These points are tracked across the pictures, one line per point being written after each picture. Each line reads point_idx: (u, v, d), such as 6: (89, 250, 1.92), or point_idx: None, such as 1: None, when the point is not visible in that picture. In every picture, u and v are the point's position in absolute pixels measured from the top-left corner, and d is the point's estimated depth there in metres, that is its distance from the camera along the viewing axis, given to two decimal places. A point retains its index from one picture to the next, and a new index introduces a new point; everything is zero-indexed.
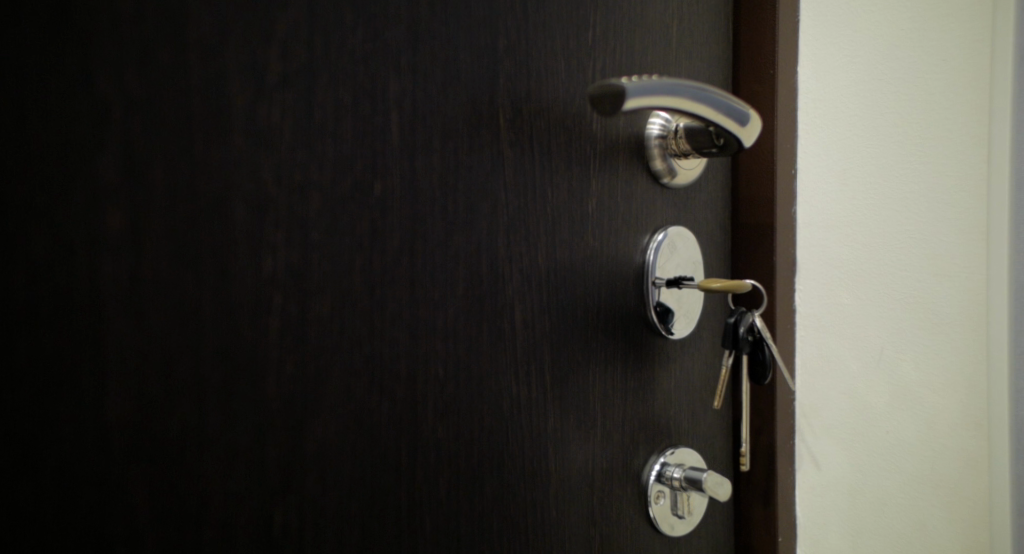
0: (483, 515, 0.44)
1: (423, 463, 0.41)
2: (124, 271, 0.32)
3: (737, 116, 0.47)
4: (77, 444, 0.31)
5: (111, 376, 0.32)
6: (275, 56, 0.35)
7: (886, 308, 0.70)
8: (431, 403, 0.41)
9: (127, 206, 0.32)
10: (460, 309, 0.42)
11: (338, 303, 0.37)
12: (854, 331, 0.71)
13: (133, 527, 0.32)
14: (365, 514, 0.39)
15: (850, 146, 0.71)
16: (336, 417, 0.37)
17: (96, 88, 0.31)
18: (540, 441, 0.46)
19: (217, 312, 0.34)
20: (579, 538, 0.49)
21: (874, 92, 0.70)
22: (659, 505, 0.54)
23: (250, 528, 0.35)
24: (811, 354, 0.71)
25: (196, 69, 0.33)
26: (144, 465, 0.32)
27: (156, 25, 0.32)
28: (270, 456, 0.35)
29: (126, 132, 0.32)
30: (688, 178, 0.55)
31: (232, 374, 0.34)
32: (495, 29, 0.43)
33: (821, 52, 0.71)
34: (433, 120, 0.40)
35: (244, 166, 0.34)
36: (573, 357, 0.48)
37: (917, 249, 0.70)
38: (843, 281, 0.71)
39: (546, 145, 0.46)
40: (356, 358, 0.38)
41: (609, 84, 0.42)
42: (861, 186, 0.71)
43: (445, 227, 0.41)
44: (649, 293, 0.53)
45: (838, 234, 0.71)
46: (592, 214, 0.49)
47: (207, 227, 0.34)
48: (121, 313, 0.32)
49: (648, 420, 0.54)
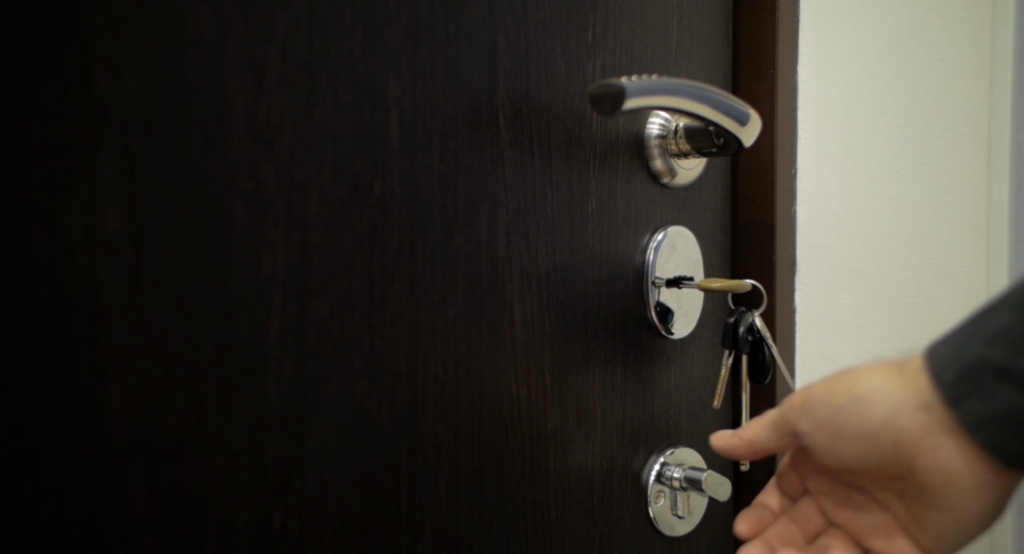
0: (483, 515, 0.44)
1: (422, 463, 0.41)
2: (124, 270, 0.32)
3: (737, 115, 0.47)
4: (76, 444, 0.31)
5: (110, 376, 0.31)
6: (274, 56, 0.35)
7: (885, 306, 0.72)
8: (431, 402, 0.41)
9: (127, 205, 0.32)
10: (460, 308, 0.42)
11: (338, 302, 0.37)
12: (853, 329, 0.73)
13: (132, 527, 0.32)
14: (364, 513, 0.39)
15: (849, 146, 0.72)
16: (335, 417, 0.37)
17: (96, 87, 0.31)
18: (540, 441, 0.46)
19: (216, 311, 0.34)
20: (578, 538, 0.49)
21: (873, 92, 0.71)
22: (659, 505, 0.54)
23: (249, 527, 0.35)
24: (811, 353, 0.72)
25: (195, 70, 0.33)
26: (144, 464, 0.32)
27: (156, 25, 0.32)
28: (270, 455, 0.35)
29: (125, 131, 0.31)
30: (688, 178, 0.55)
31: (233, 373, 0.34)
32: (495, 28, 0.43)
33: (820, 51, 0.72)
34: (433, 120, 0.40)
35: (243, 166, 0.34)
36: (573, 356, 0.48)
37: (918, 248, 0.71)
38: (843, 280, 0.73)
39: (546, 145, 0.46)
40: (356, 358, 0.38)
41: (609, 84, 0.41)
42: (860, 186, 0.72)
43: (445, 226, 0.41)
44: (649, 293, 0.52)
45: (837, 233, 0.72)
46: (591, 214, 0.49)
47: (206, 227, 0.33)
48: (121, 312, 0.32)
49: (647, 420, 0.54)
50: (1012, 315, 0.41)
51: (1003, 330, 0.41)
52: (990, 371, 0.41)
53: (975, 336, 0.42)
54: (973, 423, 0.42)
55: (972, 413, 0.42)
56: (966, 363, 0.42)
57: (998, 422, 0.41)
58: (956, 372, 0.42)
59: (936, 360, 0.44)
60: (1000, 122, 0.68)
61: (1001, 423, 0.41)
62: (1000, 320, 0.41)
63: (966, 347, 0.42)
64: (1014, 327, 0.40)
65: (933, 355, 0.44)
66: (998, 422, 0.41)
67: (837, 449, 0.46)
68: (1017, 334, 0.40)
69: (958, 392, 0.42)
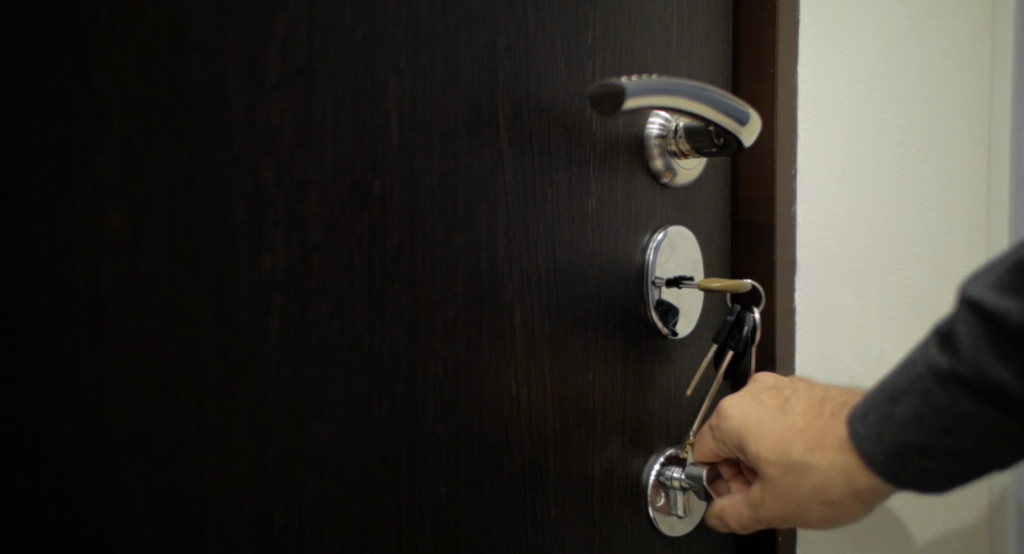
0: (483, 515, 0.44)
1: (423, 462, 0.41)
2: (124, 271, 0.31)
3: (737, 115, 0.47)
4: (76, 444, 0.31)
5: (111, 376, 0.31)
6: (274, 55, 0.35)
7: (886, 307, 0.72)
8: (431, 403, 0.41)
9: (127, 205, 0.31)
10: (460, 309, 0.42)
11: (338, 302, 0.37)
12: (854, 330, 0.73)
13: (132, 527, 0.32)
14: (364, 513, 0.39)
15: (849, 146, 0.73)
16: (335, 417, 0.37)
17: (95, 88, 0.30)
18: (540, 441, 0.46)
19: (216, 311, 0.34)
20: (578, 538, 0.49)
21: (873, 92, 0.72)
22: (659, 505, 0.55)
23: (250, 527, 0.35)
24: (812, 350, 0.75)
25: (195, 70, 0.33)
26: (144, 465, 0.32)
27: (156, 26, 0.32)
28: (269, 455, 0.35)
29: (125, 132, 0.31)
30: (688, 178, 0.55)
31: (232, 373, 0.34)
32: (495, 27, 0.43)
33: (820, 52, 0.73)
34: (433, 120, 0.40)
35: (242, 166, 0.34)
36: (573, 355, 0.48)
37: (918, 249, 0.71)
38: (844, 280, 0.74)
39: (546, 146, 0.46)
40: (356, 358, 0.38)
41: (609, 84, 0.41)
42: (860, 186, 0.73)
43: (445, 226, 0.41)
44: (649, 293, 0.53)
45: (838, 233, 0.74)
46: (592, 214, 0.49)
47: (206, 227, 0.33)
48: (121, 313, 0.31)
49: (646, 419, 0.54)
50: (920, 402, 0.39)
51: (915, 415, 0.39)
52: (916, 451, 0.40)
53: (890, 420, 0.40)
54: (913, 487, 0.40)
55: (910, 481, 0.40)
56: (890, 444, 0.40)
57: (935, 481, 0.40)
58: (884, 453, 0.40)
59: (862, 439, 0.41)
60: (1000, 121, 0.66)
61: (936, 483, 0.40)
62: (908, 404, 0.39)
63: (886, 429, 0.40)
64: (927, 412, 0.39)
65: (855, 434, 0.41)
66: (932, 482, 0.40)
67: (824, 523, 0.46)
68: (929, 417, 0.39)
69: (890, 468, 0.40)
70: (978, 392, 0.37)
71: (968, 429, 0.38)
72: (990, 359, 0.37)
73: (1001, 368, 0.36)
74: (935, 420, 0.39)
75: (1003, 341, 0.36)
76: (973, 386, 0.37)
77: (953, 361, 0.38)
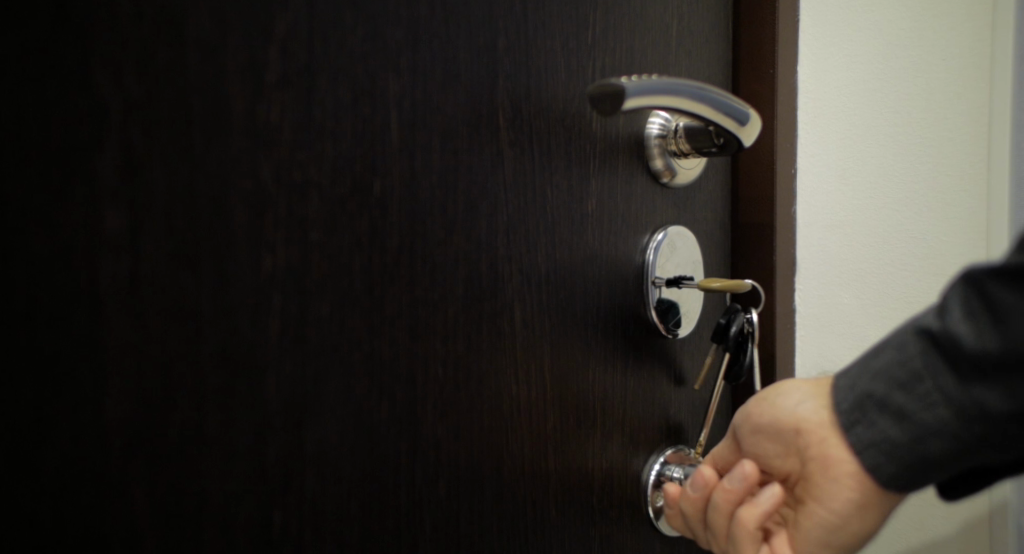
0: (483, 515, 0.44)
1: (423, 463, 0.41)
2: (124, 271, 0.31)
3: (737, 115, 0.47)
4: (76, 445, 0.31)
5: (111, 377, 0.31)
6: (274, 56, 0.35)
7: (886, 307, 0.73)
8: (431, 403, 0.41)
9: (126, 205, 0.31)
10: (460, 309, 0.42)
11: (338, 302, 0.37)
12: (855, 331, 0.73)
13: (132, 527, 0.32)
14: (364, 513, 0.39)
15: (850, 146, 0.72)
16: (335, 417, 0.37)
17: (96, 88, 0.30)
18: (541, 441, 0.47)
19: (216, 312, 0.34)
20: (579, 538, 0.49)
21: (874, 92, 0.71)
22: (660, 505, 0.55)
23: (249, 527, 0.35)
24: (811, 353, 0.74)
25: (195, 70, 0.33)
26: (143, 466, 0.32)
27: (156, 25, 0.32)
28: (269, 455, 0.35)
29: (125, 131, 0.31)
30: (688, 178, 0.55)
31: (232, 373, 0.34)
32: (495, 27, 0.43)
33: (821, 51, 0.72)
34: (433, 120, 0.40)
35: (243, 167, 0.34)
36: (573, 355, 0.48)
37: (917, 248, 0.71)
38: (844, 281, 0.73)
39: (547, 146, 0.46)
40: (356, 359, 0.38)
41: (609, 84, 0.41)
42: (860, 185, 0.72)
43: (445, 226, 0.41)
44: (649, 293, 0.53)
45: (839, 233, 0.73)
46: (592, 214, 0.49)
47: (206, 226, 0.33)
48: (121, 312, 0.31)
49: (646, 419, 0.54)
50: (894, 353, 0.44)
51: (886, 366, 0.44)
52: (874, 403, 0.44)
53: (867, 370, 0.45)
54: (858, 447, 0.45)
55: (860, 438, 0.45)
56: (859, 392, 0.45)
57: (883, 447, 0.44)
58: (851, 400, 0.45)
59: (839, 389, 0.46)
60: (1000, 120, 0.68)
61: (882, 449, 0.44)
62: (886, 356, 0.44)
63: (861, 379, 0.45)
64: (895, 363, 0.44)
65: (837, 384, 0.46)
66: (880, 448, 0.44)
67: (755, 438, 0.50)
68: (896, 369, 0.44)
69: (849, 418, 0.45)
70: (944, 349, 0.42)
71: (922, 385, 0.42)
72: (963, 317, 0.41)
73: (966, 325, 0.41)
74: (901, 374, 0.43)
75: (976, 301, 0.40)
76: (942, 346, 0.42)
77: (934, 318, 0.43)
